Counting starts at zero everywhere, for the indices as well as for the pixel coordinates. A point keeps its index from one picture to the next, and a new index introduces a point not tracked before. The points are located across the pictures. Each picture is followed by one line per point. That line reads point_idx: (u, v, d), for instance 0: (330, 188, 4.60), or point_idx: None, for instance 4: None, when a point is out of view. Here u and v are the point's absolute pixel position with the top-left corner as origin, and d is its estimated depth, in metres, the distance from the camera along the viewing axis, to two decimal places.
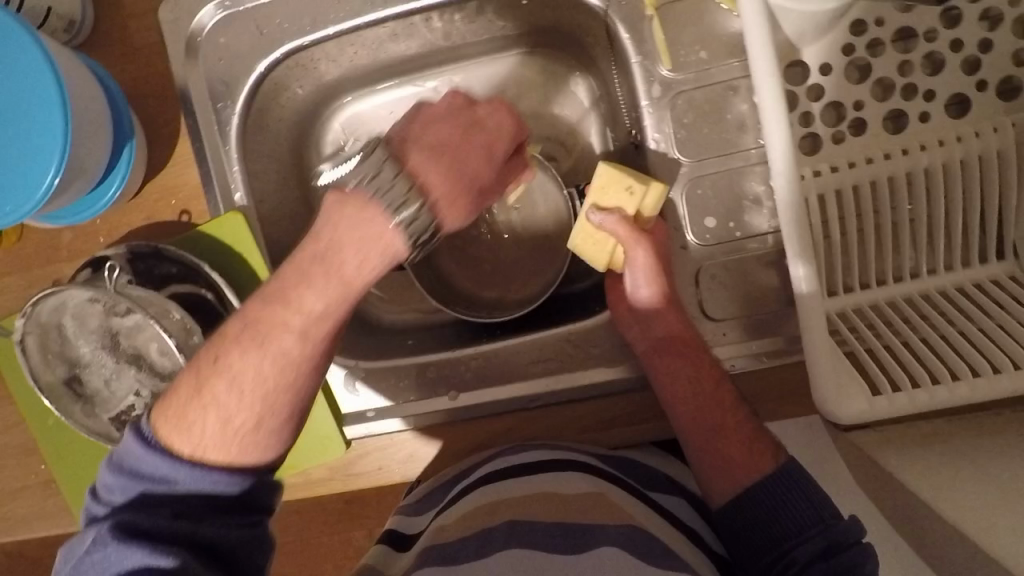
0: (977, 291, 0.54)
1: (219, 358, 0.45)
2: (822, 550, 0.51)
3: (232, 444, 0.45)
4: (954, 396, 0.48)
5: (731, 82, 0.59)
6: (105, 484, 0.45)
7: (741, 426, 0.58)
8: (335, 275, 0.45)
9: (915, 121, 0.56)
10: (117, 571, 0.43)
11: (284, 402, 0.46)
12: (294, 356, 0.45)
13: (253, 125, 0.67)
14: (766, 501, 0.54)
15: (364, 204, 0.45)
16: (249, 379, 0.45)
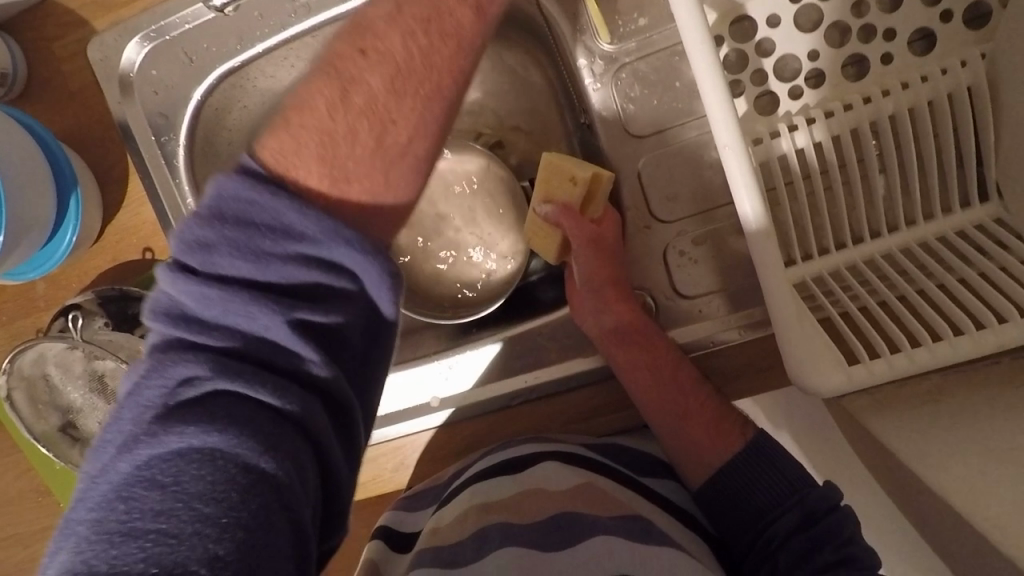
0: (961, 238, 0.50)
1: (365, 48, 0.38)
2: (799, 521, 0.49)
3: (359, 121, 0.37)
4: (934, 358, 0.45)
5: (675, 48, 0.55)
6: (188, 261, 0.34)
7: (703, 407, 0.56)
8: None
9: (876, 65, 0.52)
10: (206, 434, 0.32)
11: (443, 109, 0.40)
12: (458, 40, 0.41)
13: (201, 153, 0.66)
14: (742, 477, 0.53)
15: None
16: (361, 131, 0.37)
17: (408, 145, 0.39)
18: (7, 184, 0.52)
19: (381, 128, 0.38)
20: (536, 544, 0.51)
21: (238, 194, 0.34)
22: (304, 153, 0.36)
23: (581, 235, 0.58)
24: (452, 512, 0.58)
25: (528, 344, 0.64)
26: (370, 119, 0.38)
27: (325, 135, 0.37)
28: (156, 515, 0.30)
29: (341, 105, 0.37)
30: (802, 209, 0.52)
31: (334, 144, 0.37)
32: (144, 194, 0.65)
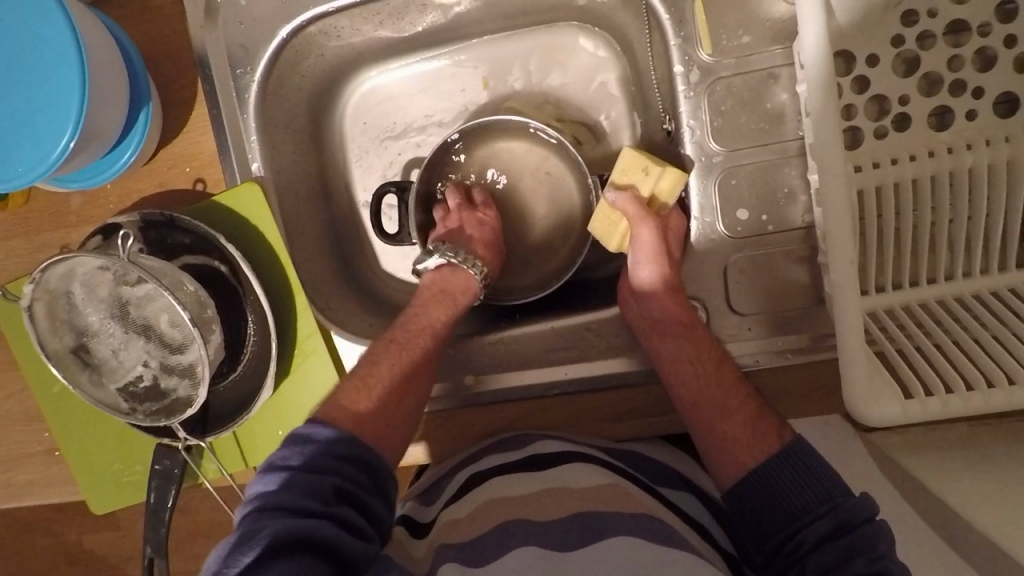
0: (1013, 295, 0.53)
1: (369, 360, 0.60)
2: (825, 528, 0.48)
3: (437, 299, 0.64)
4: (988, 403, 0.46)
5: (771, 70, 0.57)
6: (283, 453, 0.51)
7: (741, 410, 0.56)
8: (452, 300, 0.65)
9: (961, 119, 0.54)
10: (311, 466, 0.50)
11: (418, 390, 0.59)
12: (426, 350, 0.61)
13: (273, 92, 0.65)
14: (774, 479, 0.52)
15: (457, 268, 0.66)
16: (434, 304, 0.64)
17: (397, 404, 0.57)
18: (92, 93, 0.50)
19: (444, 313, 0.63)
20: (550, 542, 0.50)
21: (315, 432, 0.52)
22: (394, 386, 0.57)
23: (647, 228, 0.59)
24: (469, 506, 0.57)
25: (573, 336, 0.65)
26: (447, 301, 0.65)
27: (413, 317, 0.63)
28: (328, 470, 0.50)
29: (430, 290, 0.65)
30: (872, 244, 0.54)
31: (411, 385, 0.58)
32: (208, 123, 0.63)
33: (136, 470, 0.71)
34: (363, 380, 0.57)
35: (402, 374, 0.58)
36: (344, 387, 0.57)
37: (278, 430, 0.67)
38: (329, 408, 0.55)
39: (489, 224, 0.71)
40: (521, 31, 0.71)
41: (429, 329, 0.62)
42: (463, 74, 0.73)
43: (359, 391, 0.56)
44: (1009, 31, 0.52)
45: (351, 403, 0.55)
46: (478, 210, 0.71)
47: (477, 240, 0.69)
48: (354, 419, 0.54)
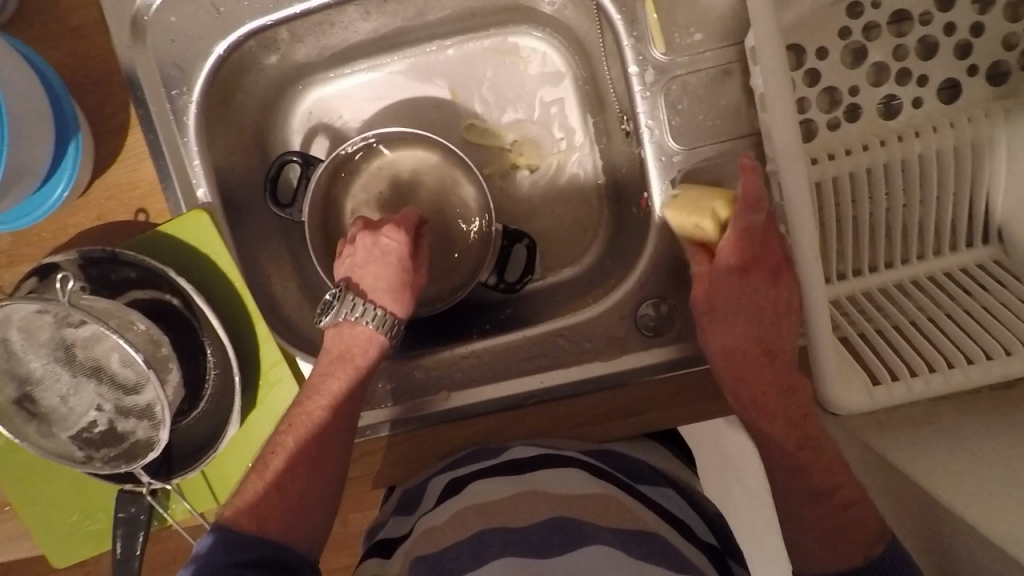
0: (964, 275, 0.55)
1: (272, 448, 0.56)
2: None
3: (335, 365, 0.59)
4: (947, 384, 0.48)
5: (725, 66, 0.57)
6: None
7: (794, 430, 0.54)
8: (351, 363, 0.59)
9: (908, 106, 0.55)
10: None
11: (328, 472, 0.56)
12: (329, 425, 0.57)
13: (213, 112, 0.61)
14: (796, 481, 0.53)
15: (353, 324, 0.60)
16: (336, 368, 0.59)
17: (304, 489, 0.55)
18: (13, 128, 0.46)
19: (345, 377, 0.58)
20: (534, 550, 0.49)
21: (208, 542, 0.50)
22: (297, 472, 0.55)
23: (732, 223, 0.54)
24: (445, 513, 0.56)
25: (546, 343, 0.63)
26: (345, 364, 0.59)
27: (312, 389, 0.58)
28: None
29: (329, 353, 0.60)
30: (831, 235, 0.55)
31: (319, 465, 0.56)
32: (145, 149, 0.59)
33: (98, 518, 0.67)
34: (262, 472, 0.55)
35: (303, 460, 0.56)
36: (245, 485, 0.54)
37: (245, 462, 0.64)
38: (228, 512, 0.52)
39: (389, 261, 0.63)
40: (470, 35, 0.69)
41: (330, 401, 0.57)
42: (412, 81, 0.71)
43: (258, 487, 0.54)
44: (947, 19, 0.53)
45: (246, 509, 0.52)
46: (381, 237, 0.63)
47: (375, 280, 0.62)
48: (253, 520, 0.52)
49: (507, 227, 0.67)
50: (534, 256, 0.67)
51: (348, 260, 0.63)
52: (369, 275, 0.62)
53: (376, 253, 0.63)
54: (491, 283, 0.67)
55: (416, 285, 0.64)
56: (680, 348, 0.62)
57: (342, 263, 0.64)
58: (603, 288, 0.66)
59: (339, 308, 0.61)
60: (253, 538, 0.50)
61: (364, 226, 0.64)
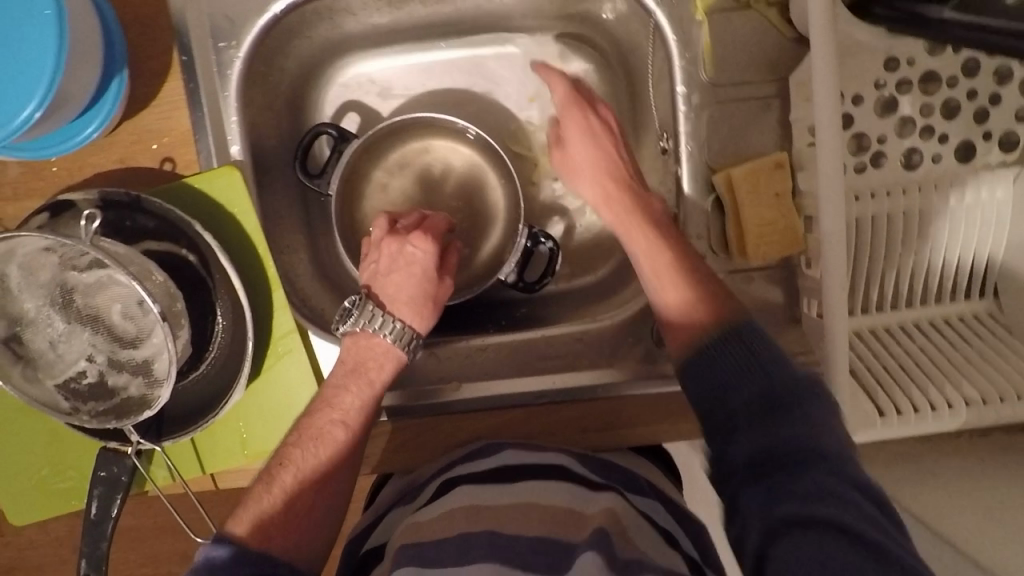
0: (963, 323, 0.60)
1: (281, 460, 0.55)
2: (853, 488, 0.42)
3: (351, 379, 0.58)
4: (946, 420, 0.53)
5: (767, 100, 0.59)
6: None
7: (693, 275, 0.56)
8: (366, 378, 0.58)
9: (927, 161, 0.59)
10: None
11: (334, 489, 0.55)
12: (339, 441, 0.56)
13: (256, 71, 0.60)
14: (732, 351, 0.50)
15: (370, 335, 0.58)
16: (350, 382, 0.58)
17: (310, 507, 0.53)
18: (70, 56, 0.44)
19: (360, 392, 0.57)
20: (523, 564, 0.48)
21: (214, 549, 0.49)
22: (305, 486, 0.54)
23: (575, 148, 0.63)
24: (438, 510, 0.55)
25: (564, 346, 0.65)
26: (361, 378, 0.58)
27: (326, 401, 0.57)
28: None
29: (344, 363, 0.59)
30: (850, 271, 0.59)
31: (327, 482, 0.55)
32: (182, 98, 0.58)
33: (68, 477, 0.64)
34: (269, 484, 0.53)
35: (312, 475, 0.54)
36: (252, 496, 0.53)
37: (238, 431, 0.62)
38: (232, 525, 0.51)
39: (412, 272, 0.62)
40: (517, 33, 0.70)
41: (345, 416, 0.57)
42: (455, 72, 0.71)
43: (265, 499, 0.53)
44: (971, 86, 0.57)
45: (251, 522, 0.51)
46: (407, 245, 0.62)
47: (398, 290, 0.61)
48: (258, 535, 0.50)
49: (534, 227, 0.68)
50: (554, 258, 0.67)
51: (372, 269, 0.62)
52: (392, 285, 0.61)
53: (400, 262, 0.62)
54: (511, 281, 0.68)
55: (439, 297, 0.62)
56: None
57: (366, 272, 0.63)
58: (618, 299, 0.68)
59: (355, 318, 0.59)
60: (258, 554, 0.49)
61: (391, 233, 0.63)
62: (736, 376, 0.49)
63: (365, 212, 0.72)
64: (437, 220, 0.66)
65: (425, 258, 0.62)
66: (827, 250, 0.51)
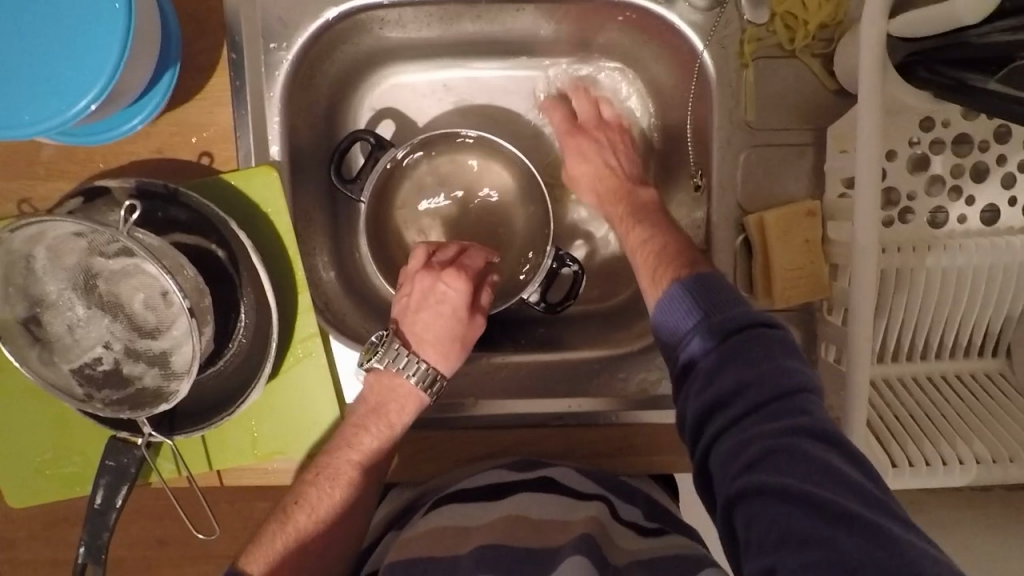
0: (975, 380, 0.61)
1: (299, 498, 0.57)
2: (814, 443, 0.38)
3: (371, 419, 0.59)
4: (952, 477, 0.54)
5: (803, 147, 0.60)
6: None
7: (664, 246, 0.55)
8: (385, 419, 0.59)
9: (953, 221, 0.60)
10: None
11: (345, 530, 0.58)
12: (354, 482, 0.58)
13: (302, 74, 0.61)
14: (697, 296, 0.47)
15: (396, 373, 0.60)
16: (371, 422, 0.59)
17: (320, 548, 0.56)
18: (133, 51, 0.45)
19: (377, 434, 0.59)
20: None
21: None
22: (317, 529, 0.56)
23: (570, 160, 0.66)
24: (425, 526, 0.55)
25: (583, 370, 0.66)
26: (380, 420, 0.59)
27: (344, 442, 0.59)
28: None
29: (366, 402, 0.60)
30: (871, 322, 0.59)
31: (338, 526, 0.57)
32: (227, 94, 0.58)
33: (72, 463, 0.63)
34: (283, 522, 0.56)
35: (326, 518, 0.57)
36: (267, 534, 0.55)
37: (250, 430, 0.62)
38: (246, 561, 0.54)
39: (443, 312, 0.62)
40: (557, 59, 0.70)
41: (361, 459, 0.58)
42: (492, 90, 0.71)
43: (279, 540, 0.55)
44: (1002, 152, 0.59)
45: (265, 560, 0.54)
46: (440, 282, 0.63)
47: (427, 329, 0.62)
48: (271, 575, 0.54)
49: (560, 251, 0.68)
50: (578, 282, 0.67)
51: (404, 303, 0.63)
52: (423, 323, 0.62)
53: (433, 301, 0.63)
54: (533, 300, 0.68)
55: (468, 337, 0.63)
56: None
57: (397, 304, 0.64)
58: (638, 328, 0.68)
59: (384, 352, 0.60)
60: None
61: (426, 267, 0.64)
62: (697, 331, 0.46)
63: (392, 220, 0.72)
64: (469, 252, 0.66)
65: (458, 297, 0.63)
66: (857, 300, 0.52)
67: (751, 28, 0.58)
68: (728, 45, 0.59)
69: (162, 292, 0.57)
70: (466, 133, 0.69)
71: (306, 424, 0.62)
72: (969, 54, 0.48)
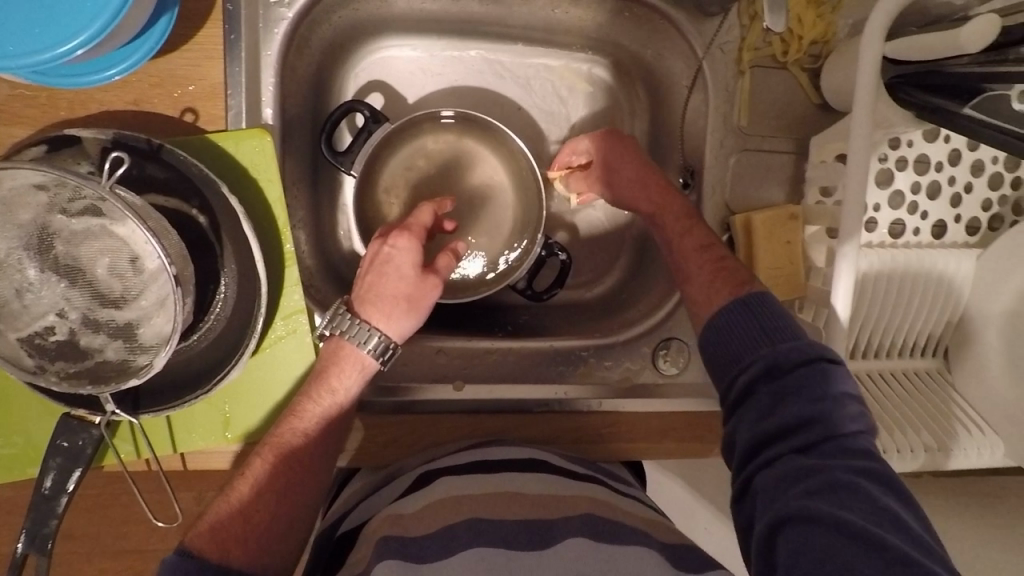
0: (918, 378, 0.67)
1: (245, 471, 0.51)
2: (876, 490, 0.41)
3: (316, 386, 0.54)
4: (901, 463, 0.59)
5: (783, 156, 0.64)
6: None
7: (717, 266, 0.57)
8: (326, 387, 0.54)
9: (910, 233, 0.66)
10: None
11: (298, 495, 0.51)
12: (306, 447, 0.52)
13: (298, 35, 0.58)
14: (761, 319, 0.51)
15: (342, 343, 0.55)
16: (314, 389, 0.54)
17: (269, 517, 0.50)
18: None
19: (325, 403, 0.53)
20: (508, 545, 0.49)
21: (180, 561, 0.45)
22: (266, 497, 0.50)
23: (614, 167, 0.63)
24: (416, 503, 0.54)
25: (568, 356, 0.66)
26: (324, 386, 0.54)
27: (292, 411, 0.53)
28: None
29: (314, 372, 0.55)
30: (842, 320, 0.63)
31: (290, 495, 0.51)
32: (220, 48, 0.54)
33: (12, 442, 0.57)
34: (228, 495, 0.50)
35: (275, 485, 0.51)
36: (210, 510, 0.49)
37: (221, 411, 0.58)
38: (193, 536, 0.47)
39: (389, 273, 0.57)
40: (552, 49, 0.71)
41: (308, 427, 0.53)
42: (487, 73, 0.71)
43: (226, 507, 0.49)
44: (952, 173, 0.65)
45: (210, 530, 0.48)
46: (386, 244, 0.58)
47: (375, 293, 0.56)
48: (220, 544, 0.47)
49: (549, 238, 0.68)
50: (565, 271, 0.68)
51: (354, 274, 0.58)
52: (370, 289, 0.56)
53: (379, 264, 0.57)
54: (519, 286, 0.68)
55: (419, 298, 0.57)
56: (684, 391, 0.66)
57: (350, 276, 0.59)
58: (620, 319, 0.70)
59: (333, 318, 0.55)
60: (215, 566, 0.45)
61: (376, 234, 0.59)
62: (753, 353, 0.50)
63: (377, 197, 0.70)
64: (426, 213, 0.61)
65: (405, 255, 0.57)
66: (839, 294, 0.55)
67: (750, 37, 0.61)
68: (725, 53, 0.62)
69: (133, 258, 0.51)
70: (458, 113, 0.67)
71: (282, 404, 0.58)
72: (949, 80, 0.52)
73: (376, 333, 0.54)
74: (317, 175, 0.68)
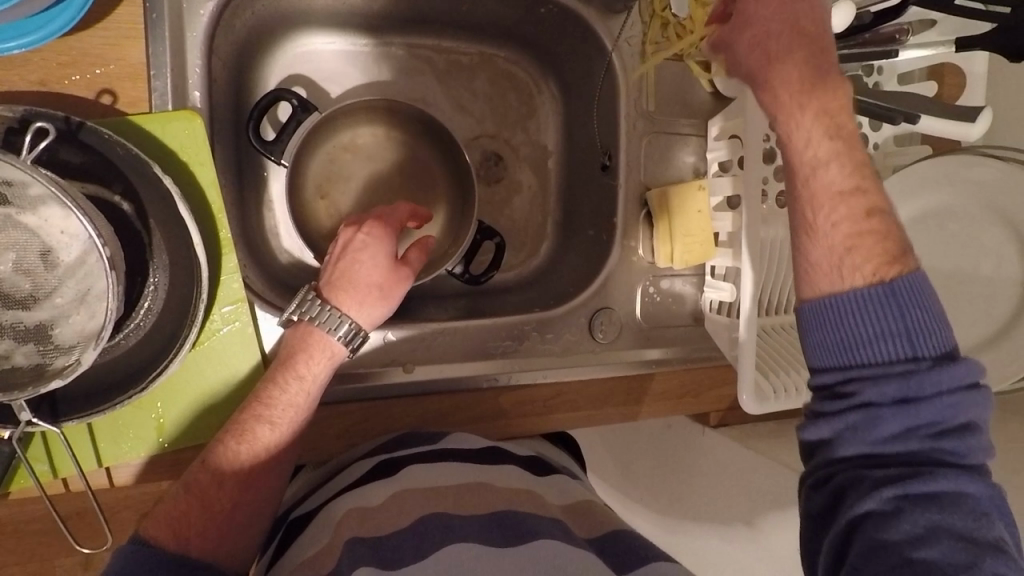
0: None
1: (207, 460, 0.49)
2: (973, 512, 0.42)
3: (283, 373, 0.52)
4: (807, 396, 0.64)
5: (686, 137, 0.72)
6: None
7: (861, 229, 0.49)
8: (293, 374, 0.52)
9: None
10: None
11: (261, 485, 0.50)
12: (270, 437, 0.51)
13: (222, 19, 0.56)
14: (903, 310, 0.46)
15: (311, 329, 0.53)
16: (281, 375, 0.52)
17: (230, 507, 0.49)
18: None
19: (293, 392, 0.52)
20: (485, 539, 0.49)
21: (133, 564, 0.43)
22: (228, 486, 0.49)
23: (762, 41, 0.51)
24: (379, 495, 0.53)
25: (514, 331, 0.68)
26: (292, 373, 0.52)
27: (258, 398, 0.51)
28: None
29: (285, 356, 0.53)
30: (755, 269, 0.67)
31: (251, 484, 0.50)
32: (140, 27, 0.51)
33: None
34: (189, 486, 0.48)
35: (238, 476, 0.49)
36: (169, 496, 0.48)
37: (154, 414, 0.54)
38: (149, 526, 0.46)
39: (364, 262, 0.56)
40: (469, 42, 0.74)
41: (276, 415, 0.51)
42: (409, 66, 0.73)
43: (186, 496, 0.48)
44: None
45: (167, 518, 0.47)
46: (358, 233, 0.57)
47: (349, 282, 0.55)
48: (177, 533, 0.46)
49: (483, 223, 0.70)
50: (499, 253, 0.69)
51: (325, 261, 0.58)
52: (345, 277, 0.55)
53: (354, 253, 0.56)
54: (457, 271, 0.69)
55: (391, 288, 0.56)
56: (620, 356, 0.70)
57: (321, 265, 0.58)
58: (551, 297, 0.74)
59: (303, 304, 0.54)
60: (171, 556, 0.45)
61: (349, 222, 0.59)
62: (884, 350, 0.46)
63: (305, 187, 0.69)
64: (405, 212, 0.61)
65: (380, 244, 0.57)
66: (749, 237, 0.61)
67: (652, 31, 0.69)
68: (633, 44, 0.69)
69: (43, 251, 0.46)
70: (383, 102, 0.69)
71: (224, 400, 0.55)
72: None
73: (348, 320, 0.54)
74: (242, 166, 0.66)
